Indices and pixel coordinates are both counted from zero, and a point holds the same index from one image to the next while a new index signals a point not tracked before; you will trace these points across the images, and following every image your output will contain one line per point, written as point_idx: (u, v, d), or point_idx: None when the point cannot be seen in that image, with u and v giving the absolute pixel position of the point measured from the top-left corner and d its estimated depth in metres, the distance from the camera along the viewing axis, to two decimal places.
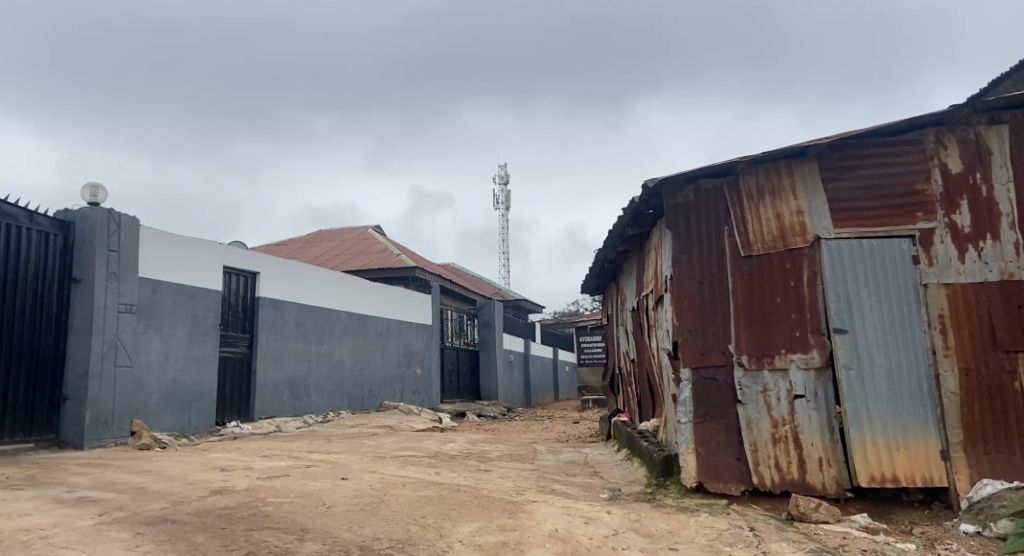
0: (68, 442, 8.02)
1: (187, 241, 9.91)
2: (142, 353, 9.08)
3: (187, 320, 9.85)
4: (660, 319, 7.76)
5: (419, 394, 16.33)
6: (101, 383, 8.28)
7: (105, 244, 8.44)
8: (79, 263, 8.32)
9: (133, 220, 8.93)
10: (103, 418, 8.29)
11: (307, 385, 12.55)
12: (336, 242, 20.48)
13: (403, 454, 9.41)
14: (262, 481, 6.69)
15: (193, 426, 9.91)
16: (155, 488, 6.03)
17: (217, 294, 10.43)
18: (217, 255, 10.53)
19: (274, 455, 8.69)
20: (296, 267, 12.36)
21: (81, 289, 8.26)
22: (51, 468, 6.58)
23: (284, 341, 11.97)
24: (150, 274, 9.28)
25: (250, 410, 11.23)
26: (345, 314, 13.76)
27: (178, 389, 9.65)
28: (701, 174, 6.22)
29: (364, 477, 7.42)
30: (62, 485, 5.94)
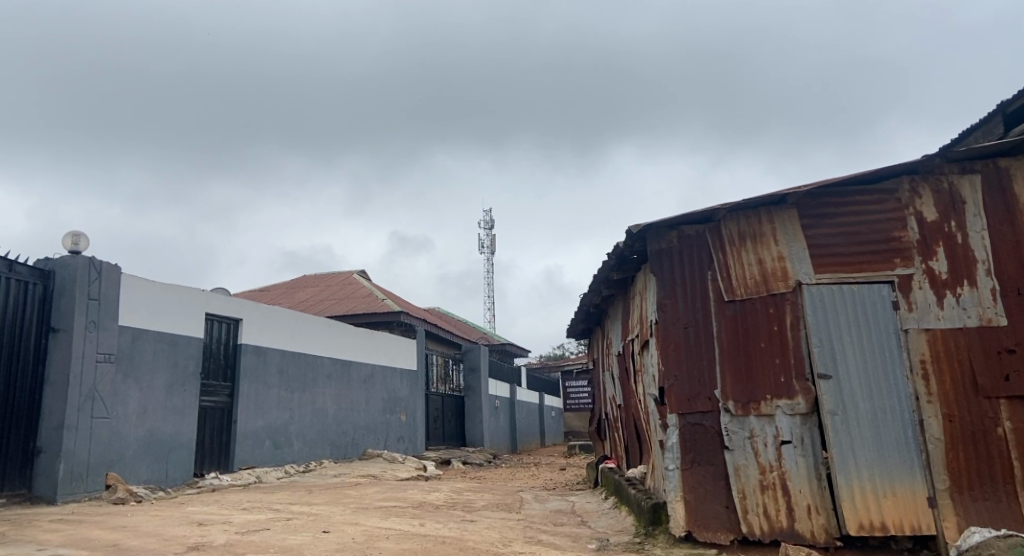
0: (40, 497, 7.78)
1: (169, 288, 9.84)
2: (120, 404, 8.91)
3: (167, 369, 9.70)
4: (646, 364, 7.76)
5: (404, 441, 16.10)
6: (76, 436, 8.09)
7: (85, 293, 8.35)
8: (58, 313, 8.20)
9: (115, 267, 8.87)
10: (78, 471, 8.08)
11: (289, 433, 12.34)
12: (321, 287, 20.41)
13: (387, 504, 9.24)
14: (241, 536, 6.52)
15: (171, 478, 9.68)
16: (129, 544, 5.86)
17: (199, 342, 10.30)
18: (199, 301, 10.44)
19: (254, 507, 8.49)
20: (279, 313, 12.26)
21: (59, 339, 8.14)
22: (23, 526, 6.37)
23: (266, 389, 11.81)
24: (131, 322, 9.17)
25: (230, 460, 10.99)
26: (329, 360, 13.63)
27: (157, 440, 9.45)
28: (684, 219, 6.30)
29: (346, 530, 7.27)
30: (33, 543, 5.75)
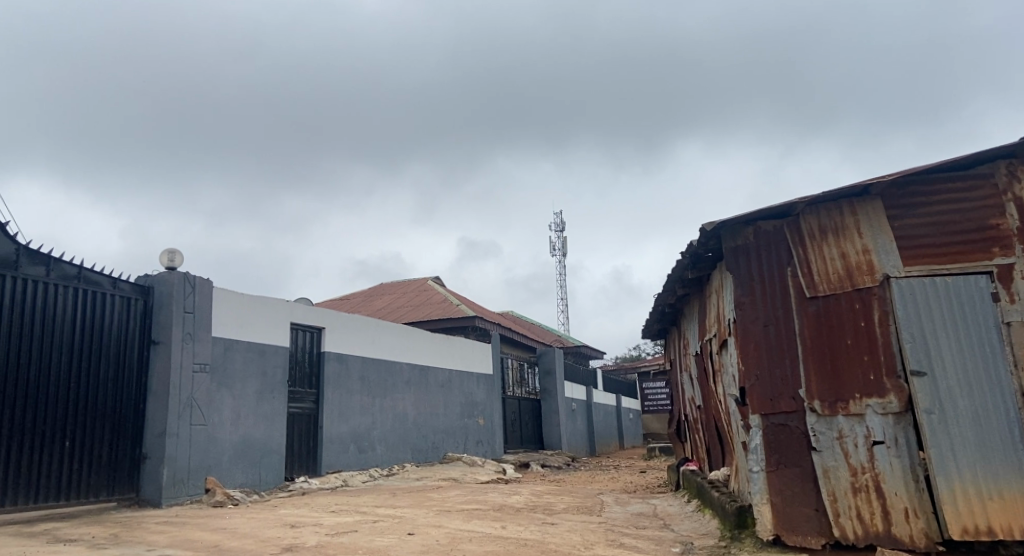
0: (148, 500, 8.27)
1: (256, 300, 10.31)
2: (215, 411, 9.38)
3: (257, 377, 10.16)
4: (724, 364, 7.61)
5: (483, 444, 16.28)
6: (177, 441, 8.58)
7: (181, 307, 8.85)
8: (158, 326, 8.71)
9: (207, 281, 9.36)
10: (180, 475, 8.56)
11: (372, 438, 12.69)
12: (396, 294, 20.88)
13: (469, 507, 9.37)
14: (331, 537, 6.74)
15: (264, 481, 10.12)
16: (229, 545, 6.16)
17: (285, 351, 10.75)
18: (284, 312, 10.90)
19: (342, 510, 8.78)
20: (358, 321, 12.64)
21: (159, 351, 8.64)
22: (134, 527, 6.81)
23: (348, 395, 12.18)
24: (223, 333, 9.65)
25: (317, 464, 11.40)
26: (407, 365, 13.94)
27: (250, 445, 9.91)
28: (760, 215, 6.16)
29: (430, 532, 7.41)
30: (142, 545, 6.11)
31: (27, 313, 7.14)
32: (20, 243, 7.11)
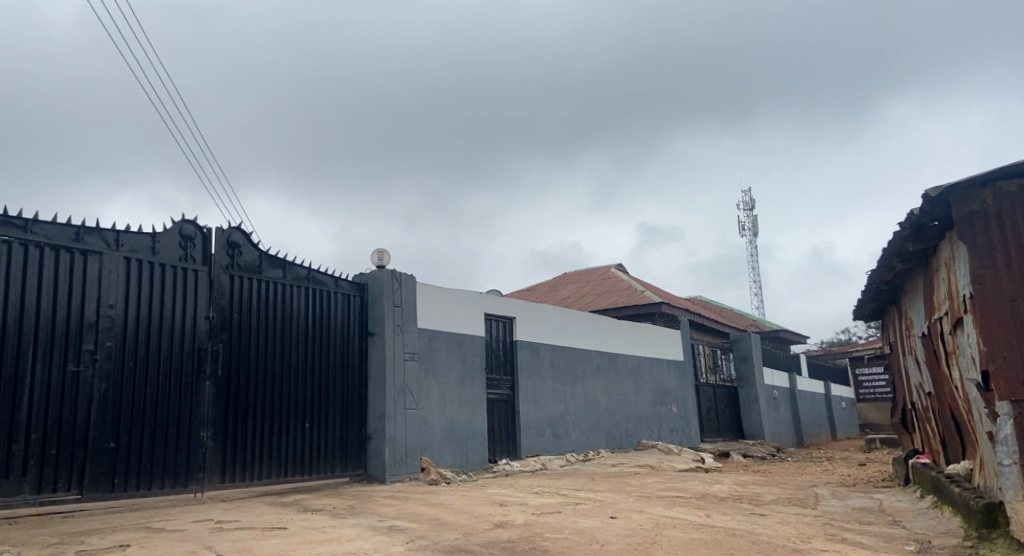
0: (374, 476, 9.03)
1: (452, 292, 10.87)
2: (424, 397, 10.03)
3: (459, 365, 10.73)
4: (961, 345, 6.77)
5: (678, 432, 15.93)
6: (395, 424, 9.28)
7: (391, 301, 9.56)
8: (373, 319, 9.46)
9: (411, 277, 10.01)
10: (400, 455, 9.26)
11: (567, 424, 12.90)
12: (582, 282, 21.07)
13: (671, 494, 9.20)
14: (538, 517, 6.93)
15: (472, 462, 10.67)
16: (447, 520, 6.54)
17: (481, 340, 11.24)
18: (478, 303, 11.39)
19: (545, 492, 9.01)
20: (547, 310, 12.90)
21: (375, 342, 9.39)
22: (364, 500, 7.46)
23: (541, 382, 12.48)
24: (426, 324, 10.29)
25: (517, 448, 11.79)
26: (597, 353, 14.00)
27: (456, 429, 10.48)
28: (1002, 173, 5.39)
29: (634, 516, 7.37)
30: (373, 515, 6.67)
31: (272, 311, 8.05)
32: (263, 250, 8.04)
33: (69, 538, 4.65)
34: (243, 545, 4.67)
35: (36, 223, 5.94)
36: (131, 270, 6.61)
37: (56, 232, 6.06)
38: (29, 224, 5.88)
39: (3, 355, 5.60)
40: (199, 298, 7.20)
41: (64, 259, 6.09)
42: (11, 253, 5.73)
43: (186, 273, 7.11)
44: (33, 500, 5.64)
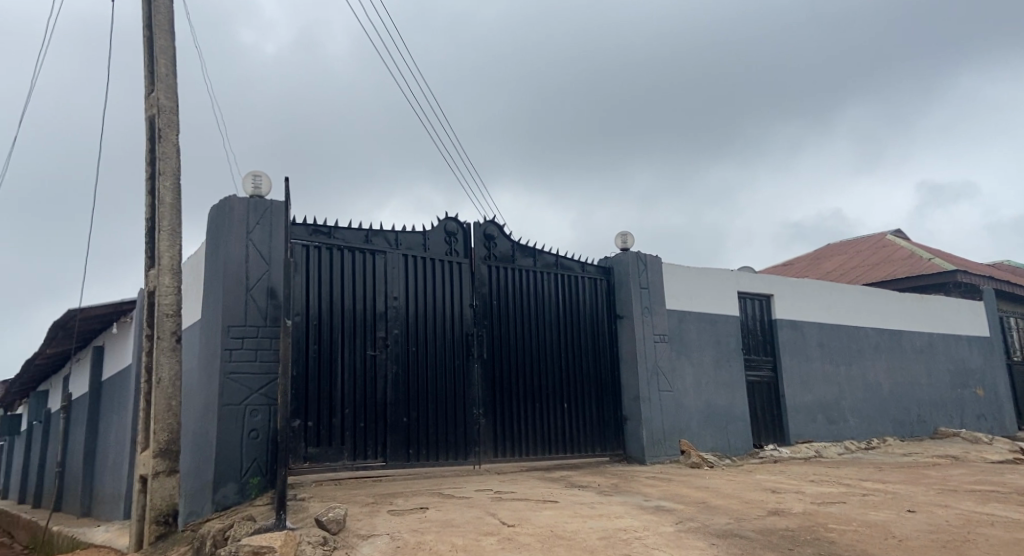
0: (634, 457, 9.04)
1: (700, 271, 10.50)
2: (679, 379, 9.80)
3: (713, 346, 10.34)
4: None
5: (986, 419, 13.77)
6: (651, 406, 9.19)
7: (638, 284, 9.50)
8: (620, 302, 9.48)
9: (656, 258, 9.86)
10: (658, 437, 9.17)
11: (841, 408, 11.81)
12: (851, 253, 19.09)
13: (982, 489, 7.95)
14: (819, 506, 6.41)
15: (734, 447, 10.23)
16: (717, 503, 6.32)
17: (736, 319, 10.73)
18: (729, 281, 10.86)
19: (823, 480, 8.33)
20: (810, 285, 11.90)
21: (624, 324, 9.39)
22: (629, 479, 7.52)
23: (809, 362, 11.56)
24: (676, 306, 10.06)
25: (784, 434, 11.07)
26: (873, 330, 12.60)
27: (715, 412, 10.12)
28: None
29: (937, 512, 6.48)
30: (640, 495, 6.69)
31: (527, 298, 8.46)
32: (516, 241, 8.48)
33: (379, 499, 5.33)
34: (522, 514, 4.97)
35: (337, 229, 6.90)
36: (409, 265, 7.37)
37: (351, 236, 6.98)
38: (332, 231, 6.86)
39: (319, 342, 6.58)
40: (465, 289, 7.81)
41: (358, 259, 6.99)
42: (321, 256, 6.75)
43: (453, 266, 7.76)
44: (351, 465, 6.51)
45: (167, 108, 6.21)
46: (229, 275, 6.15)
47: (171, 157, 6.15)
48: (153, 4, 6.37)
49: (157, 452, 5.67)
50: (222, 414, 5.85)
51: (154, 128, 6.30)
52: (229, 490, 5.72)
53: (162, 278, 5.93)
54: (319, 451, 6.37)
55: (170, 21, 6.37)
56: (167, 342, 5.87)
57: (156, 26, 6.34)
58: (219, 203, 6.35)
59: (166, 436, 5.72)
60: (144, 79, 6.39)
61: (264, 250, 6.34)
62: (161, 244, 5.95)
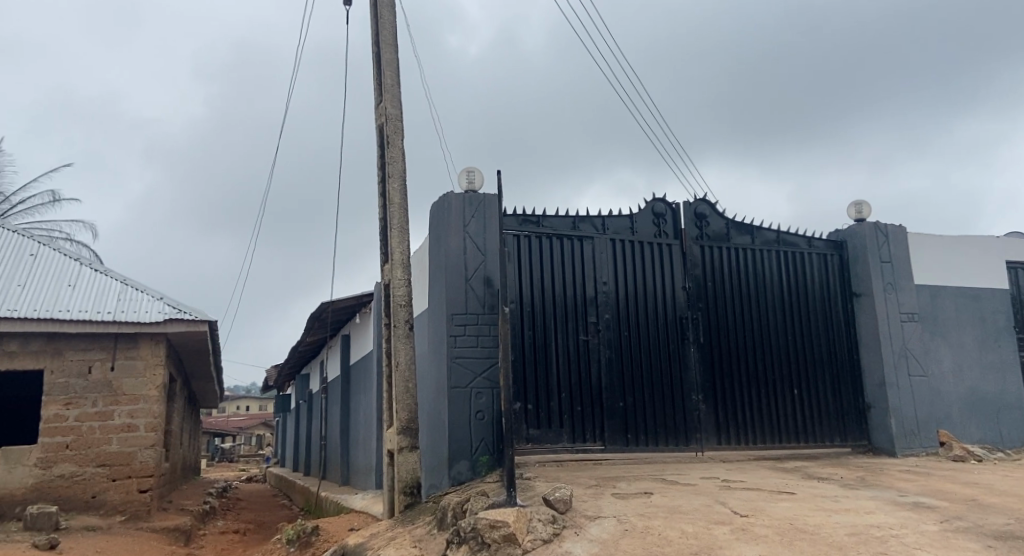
0: (882, 448, 8.14)
1: (958, 240, 9.27)
2: (934, 362, 8.70)
3: (975, 324, 9.08)
4: None
5: None
6: (900, 393, 8.20)
7: (877, 258, 8.58)
8: (857, 279, 8.61)
9: (900, 229, 8.86)
10: (911, 427, 8.18)
11: None
12: None
13: None
14: None
15: (1009, 439, 8.87)
16: (990, 502, 5.55)
17: (1005, 293, 9.34)
18: (996, 250, 9.43)
19: None
20: None
21: (863, 303, 8.53)
22: (877, 472, 6.85)
23: None
24: (927, 280, 9.00)
25: None
26: None
27: (982, 399, 8.85)
28: None
29: None
30: (893, 489, 6.06)
31: (745, 278, 8.05)
32: (731, 218, 8.10)
33: (603, 482, 5.42)
34: (755, 505, 4.78)
35: (545, 217, 7.13)
36: (618, 250, 7.37)
37: (558, 223, 7.16)
38: (540, 219, 7.09)
39: (534, 329, 6.82)
40: (677, 271, 7.62)
41: (568, 246, 7.13)
42: (532, 245, 6.99)
43: (663, 248, 7.61)
44: (571, 447, 6.67)
45: (393, 116, 6.79)
46: (451, 267, 6.58)
47: (398, 160, 6.72)
48: (379, 23, 7.01)
49: (400, 429, 6.27)
50: (453, 396, 6.31)
51: (383, 135, 6.92)
52: (462, 466, 6.16)
53: (395, 271, 6.52)
54: (540, 433, 6.61)
55: (393, 37, 6.96)
56: (402, 330, 6.45)
57: (382, 42, 6.96)
58: (439, 200, 6.81)
59: (406, 415, 6.30)
60: (374, 91, 7.05)
61: (481, 242, 6.70)
62: (392, 240, 6.53)
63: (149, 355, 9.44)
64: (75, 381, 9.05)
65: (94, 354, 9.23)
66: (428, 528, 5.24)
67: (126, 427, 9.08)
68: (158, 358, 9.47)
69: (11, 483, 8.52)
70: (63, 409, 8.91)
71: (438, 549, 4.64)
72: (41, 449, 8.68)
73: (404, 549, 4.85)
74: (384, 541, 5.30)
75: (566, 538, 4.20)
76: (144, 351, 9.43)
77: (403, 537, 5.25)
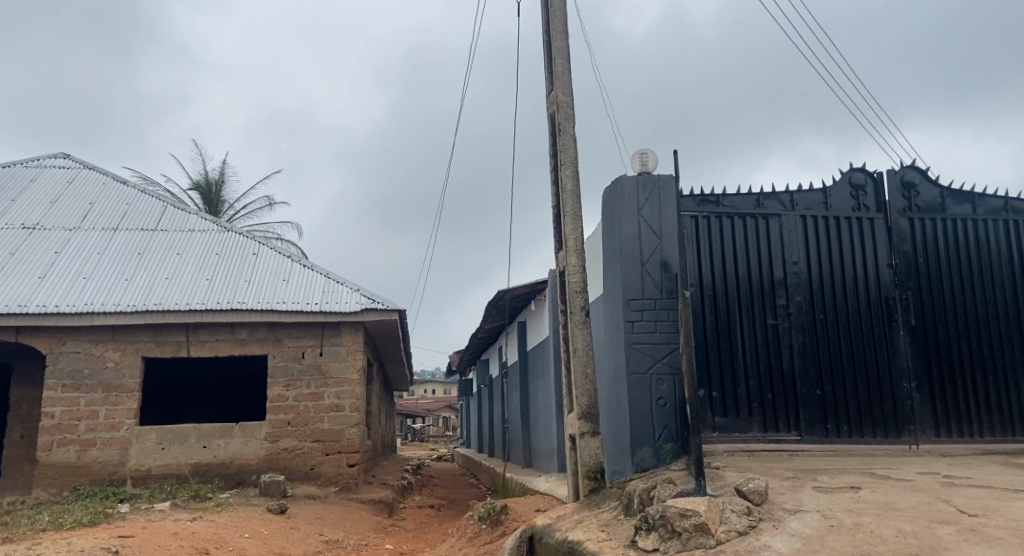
0: None
1: None
2: None
3: None
4: None
5: None
6: None
7: None
8: None
9: None
10: None
11: None
12: None
13: None
14: None
15: None
16: None
17: None
18: None
19: None
20: None
21: None
22: None
23: None
24: None
25: None
26: None
27: None
28: None
29: None
30: None
31: (964, 251, 7.16)
32: (944, 185, 7.23)
33: (801, 474, 5.11)
34: (986, 505, 4.25)
35: (725, 196, 6.81)
36: (809, 227, 6.87)
37: (740, 202, 6.82)
38: (720, 198, 6.79)
39: (716, 313, 6.55)
40: (879, 247, 6.95)
41: (751, 225, 6.76)
42: (712, 226, 6.72)
43: (862, 222, 6.98)
44: (762, 437, 6.35)
45: (564, 103, 6.81)
46: (626, 252, 6.50)
47: (570, 147, 6.73)
48: (548, 11, 7.07)
49: (581, 414, 6.33)
50: (632, 382, 6.24)
51: (554, 123, 6.97)
52: (646, 453, 6.08)
53: (570, 258, 6.55)
54: (728, 421, 6.36)
55: (563, 23, 6.99)
56: (579, 316, 6.47)
57: (552, 30, 7.00)
58: (612, 184, 6.73)
59: (587, 400, 6.34)
60: (546, 80, 7.11)
61: (657, 225, 6.54)
62: (566, 227, 6.58)
63: (350, 342, 10.34)
64: (292, 365, 10.12)
65: (306, 341, 10.26)
66: (615, 513, 5.25)
67: (335, 406, 10.01)
68: (358, 345, 10.34)
69: (247, 453, 9.72)
70: (283, 390, 10.00)
71: (627, 534, 4.62)
72: (268, 424, 9.82)
73: (592, 532, 4.89)
74: (571, 524, 5.38)
75: (763, 531, 4.02)
76: (346, 338, 10.34)
77: (590, 520, 5.29)
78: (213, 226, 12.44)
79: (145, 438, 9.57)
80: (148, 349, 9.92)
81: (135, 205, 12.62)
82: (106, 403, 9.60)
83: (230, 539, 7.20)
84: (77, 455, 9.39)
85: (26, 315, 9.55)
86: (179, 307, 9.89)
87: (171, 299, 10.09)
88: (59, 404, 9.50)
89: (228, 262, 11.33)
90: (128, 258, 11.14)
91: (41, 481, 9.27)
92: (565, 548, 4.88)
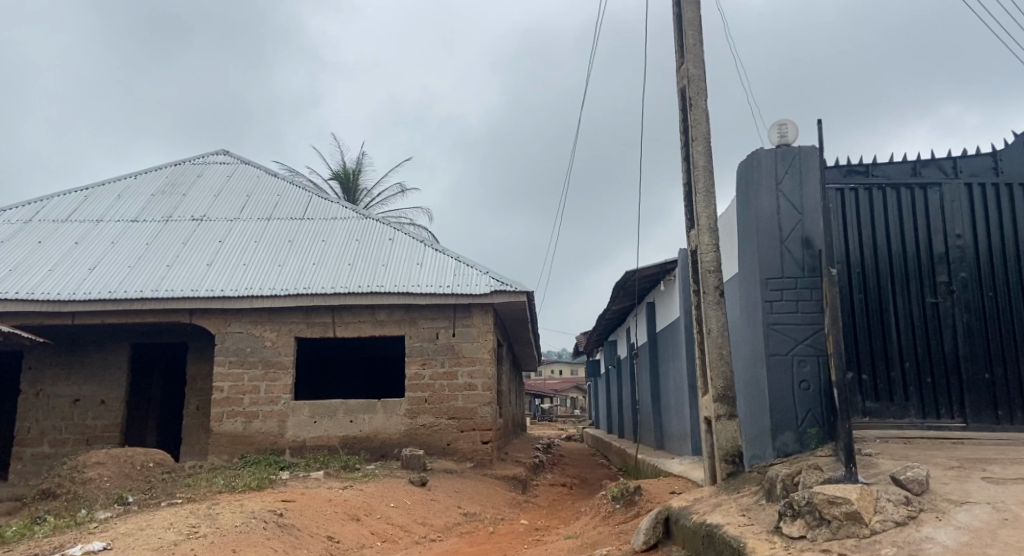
0: None
1: None
2: None
3: None
4: None
5: None
6: None
7: None
8: None
9: None
10: None
11: None
12: None
13: None
14: None
15: None
16: None
17: None
18: None
19: None
20: None
21: None
22: None
23: None
24: None
25: None
26: None
27: None
28: None
29: None
30: None
31: None
32: None
33: (968, 464, 4.71)
34: None
35: (875, 165, 6.35)
36: (975, 195, 6.27)
37: (893, 171, 6.33)
38: (869, 168, 6.34)
39: (866, 291, 6.13)
40: None
41: (905, 195, 6.28)
42: (860, 198, 6.29)
43: None
44: (920, 424, 5.92)
45: (695, 76, 6.57)
46: (765, 228, 6.21)
47: (701, 122, 6.50)
48: None
49: (716, 397, 6.16)
50: (772, 363, 5.98)
51: (686, 98, 6.75)
52: (788, 438, 5.82)
53: (702, 238, 6.35)
54: (880, 407, 5.97)
55: None
56: (712, 297, 6.27)
57: (682, 2, 6.78)
58: (747, 158, 6.44)
59: (722, 382, 6.17)
60: (675, 54, 6.91)
61: (798, 199, 6.20)
62: (698, 205, 6.38)
63: (481, 323, 10.65)
64: (427, 344, 10.57)
65: (440, 322, 10.66)
66: (756, 498, 5.09)
67: (468, 385, 10.37)
68: (488, 326, 10.62)
69: (390, 428, 10.30)
70: (420, 368, 10.46)
71: (770, 520, 4.47)
72: (408, 401, 10.33)
73: (733, 516, 4.78)
74: (708, 507, 5.27)
75: (925, 522, 3.76)
76: (477, 320, 10.65)
77: (729, 504, 5.17)
78: (353, 214, 13.16)
79: (299, 411, 10.36)
80: (300, 330, 10.70)
81: (285, 196, 13.60)
82: (265, 379, 10.48)
83: (378, 508, 7.67)
84: (243, 425, 10.34)
85: (197, 298, 10.58)
86: (326, 290, 10.58)
87: (318, 283, 10.81)
88: (226, 379, 10.47)
89: (367, 248, 11.97)
90: (280, 245, 12.04)
91: (215, 448, 10.30)
92: (703, 531, 4.80)
